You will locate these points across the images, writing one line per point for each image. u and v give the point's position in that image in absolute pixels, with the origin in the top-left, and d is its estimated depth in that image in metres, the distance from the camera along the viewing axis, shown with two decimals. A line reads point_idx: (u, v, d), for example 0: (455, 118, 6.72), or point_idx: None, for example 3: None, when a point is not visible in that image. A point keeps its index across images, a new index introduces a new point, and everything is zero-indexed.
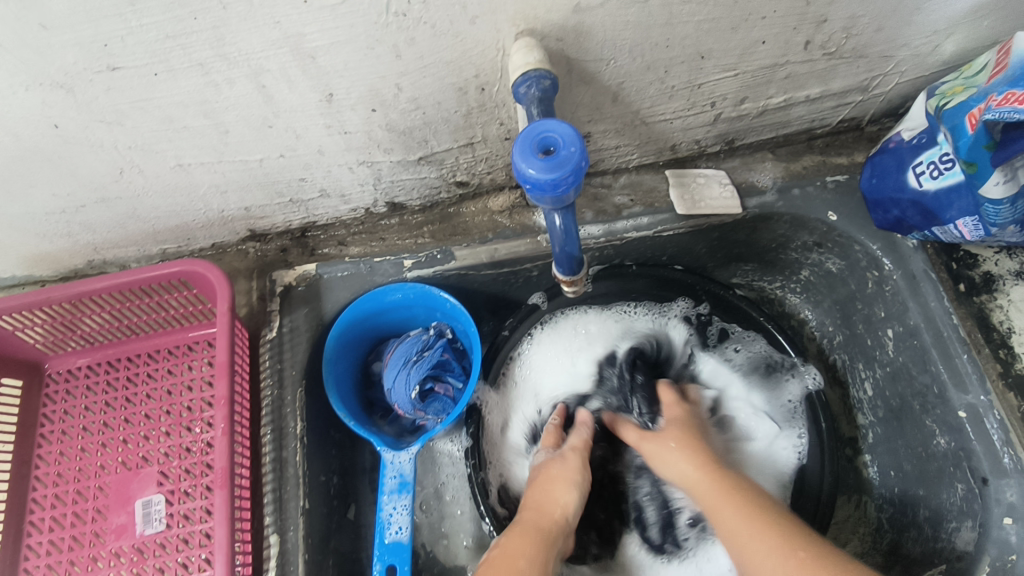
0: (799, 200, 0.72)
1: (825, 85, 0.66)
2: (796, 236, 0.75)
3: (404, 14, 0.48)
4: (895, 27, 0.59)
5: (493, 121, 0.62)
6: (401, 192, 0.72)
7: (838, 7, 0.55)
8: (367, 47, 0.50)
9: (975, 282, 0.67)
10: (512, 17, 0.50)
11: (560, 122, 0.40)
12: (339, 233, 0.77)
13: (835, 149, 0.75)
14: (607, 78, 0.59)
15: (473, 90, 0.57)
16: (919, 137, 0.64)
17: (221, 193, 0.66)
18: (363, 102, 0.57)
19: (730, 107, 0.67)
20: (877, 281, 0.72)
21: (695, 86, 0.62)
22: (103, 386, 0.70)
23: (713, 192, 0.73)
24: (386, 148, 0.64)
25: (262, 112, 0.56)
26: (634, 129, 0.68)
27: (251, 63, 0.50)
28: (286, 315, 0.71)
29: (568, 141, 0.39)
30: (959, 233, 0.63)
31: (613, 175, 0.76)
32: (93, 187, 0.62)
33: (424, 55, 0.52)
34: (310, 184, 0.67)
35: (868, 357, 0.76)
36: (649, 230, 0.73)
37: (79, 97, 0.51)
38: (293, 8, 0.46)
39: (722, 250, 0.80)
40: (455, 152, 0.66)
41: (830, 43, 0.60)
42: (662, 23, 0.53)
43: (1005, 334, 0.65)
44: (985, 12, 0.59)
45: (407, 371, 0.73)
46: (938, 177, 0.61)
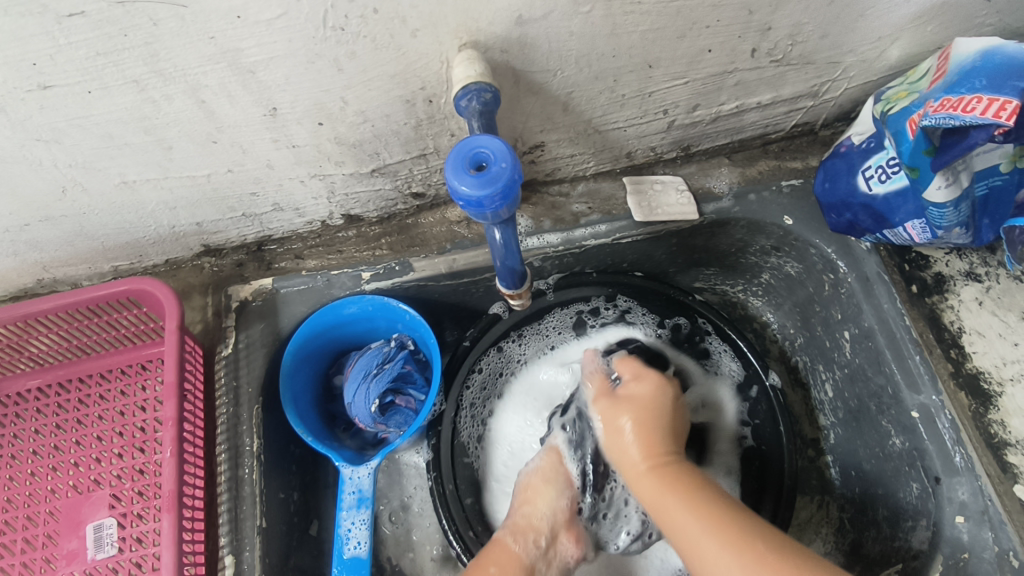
0: (755, 205, 0.73)
1: (775, 91, 0.67)
2: (753, 240, 0.76)
3: (342, 28, 0.47)
4: (840, 34, 0.60)
5: (444, 132, 0.62)
6: (356, 204, 0.71)
7: (781, 15, 0.56)
8: (308, 61, 0.50)
9: (927, 283, 0.68)
10: (453, 29, 0.49)
11: (491, 138, 0.40)
12: (296, 246, 0.76)
13: (791, 154, 0.76)
14: (556, 88, 0.59)
15: (421, 102, 0.57)
16: (869, 142, 0.65)
17: (170, 209, 0.65)
18: (309, 116, 0.56)
19: (683, 114, 0.67)
20: (833, 284, 0.72)
21: (645, 94, 0.63)
22: (53, 408, 0.69)
23: (670, 198, 0.73)
24: (337, 161, 0.63)
25: (206, 128, 0.55)
26: (588, 137, 0.68)
27: (189, 79, 0.49)
28: (242, 330, 0.70)
29: (499, 156, 0.39)
30: (908, 236, 0.64)
31: (571, 183, 0.76)
32: (35, 206, 0.60)
33: (368, 69, 0.52)
34: (263, 198, 0.67)
35: (827, 359, 0.76)
36: (607, 238, 0.73)
37: (12, 116, 0.49)
38: (227, 24, 0.45)
39: (682, 255, 0.80)
40: (409, 163, 0.66)
41: (777, 50, 0.60)
42: (607, 33, 0.53)
43: (955, 333, 0.66)
44: (927, 18, 0.60)
45: (367, 384, 0.72)
46: (886, 181, 0.62)
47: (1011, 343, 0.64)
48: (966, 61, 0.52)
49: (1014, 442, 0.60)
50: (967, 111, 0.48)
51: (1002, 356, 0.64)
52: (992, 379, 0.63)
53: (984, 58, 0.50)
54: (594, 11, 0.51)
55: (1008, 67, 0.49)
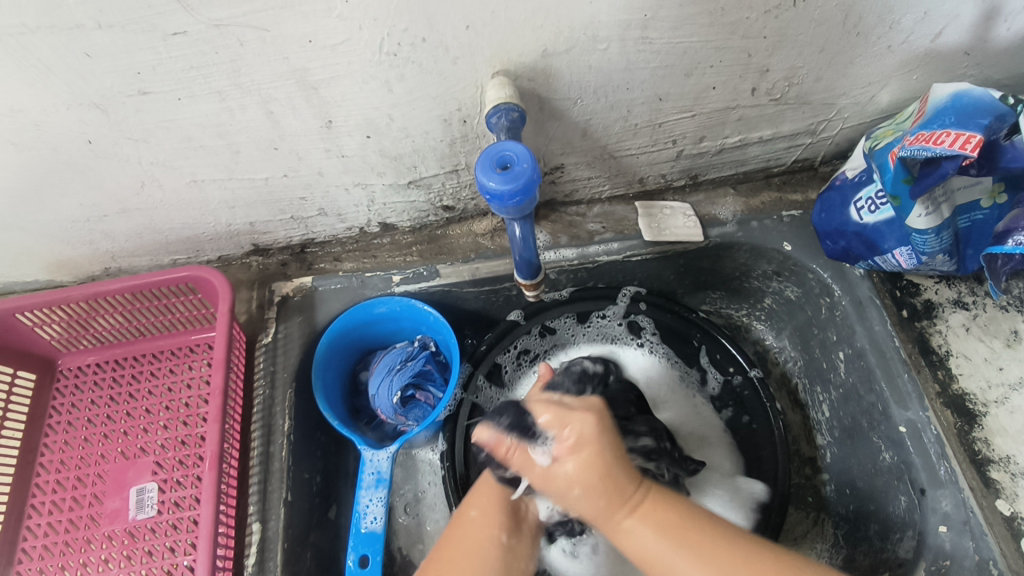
0: (757, 231, 0.79)
1: (775, 127, 0.74)
2: (756, 265, 0.82)
3: (395, 53, 0.56)
4: (832, 77, 0.67)
5: (476, 150, 0.70)
6: (393, 214, 0.79)
7: (777, 59, 0.63)
8: (363, 80, 0.58)
9: (917, 309, 0.72)
10: (489, 59, 0.58)
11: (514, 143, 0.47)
12: (335, 250, 0.84)
13: (792, 187, 0.82)
14: (576, 115, 0.67)
15: (457, 122, 0.65)
16: (860, 175, 0.71)
17: (229, 208, 0.74)
18: (359, 129, 0.64)
19: (691, 144, 0.74)
20: (829, 307, 0.77)
21: (656, 125, 0.70)
22: (109, 382, 0.76)
23: (678, 222, 0.80)
24: (379, 172, 0.71)
25: (270, 136, 0.63)
26: (604, 162, 0.75)
27: (262, 92, 0.58)
28: (282, 322, 0.78)
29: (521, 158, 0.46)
30: (897, 262, 0.69)
31: (588, 205, 0.83)
32: (115, 198, 0.69)
33: (413, 90, 0.60)
34: (310, 203, 0.75)
35: (825, 380, 0.80)
36: (619, 255, 0.79)
37: (111, 116, 0.58)
38: (300, 46, 0.54)
39: (689, 276, 0.86)
40: (442, 177, 0.74)
41: (775, 89, 0.67)
42: (622, 68, 0.61)
43: (943, 356, 0.70)
44: (911, 67, 0.67)
45: (390, 378, 0.79)
46: (875, 212, 0.68)
47: (996, 368, 0.68)
48: (940, 102, 0.58)
49: (998, 459, 0.63)
50: (937, 143, 0.55)
51: (987, 380, 0.67)
52: (977, 401, 0.67)
53: (954, 100, 0.57)
54: (611, 47, 0.58)
55: (973, 108, 0.55)
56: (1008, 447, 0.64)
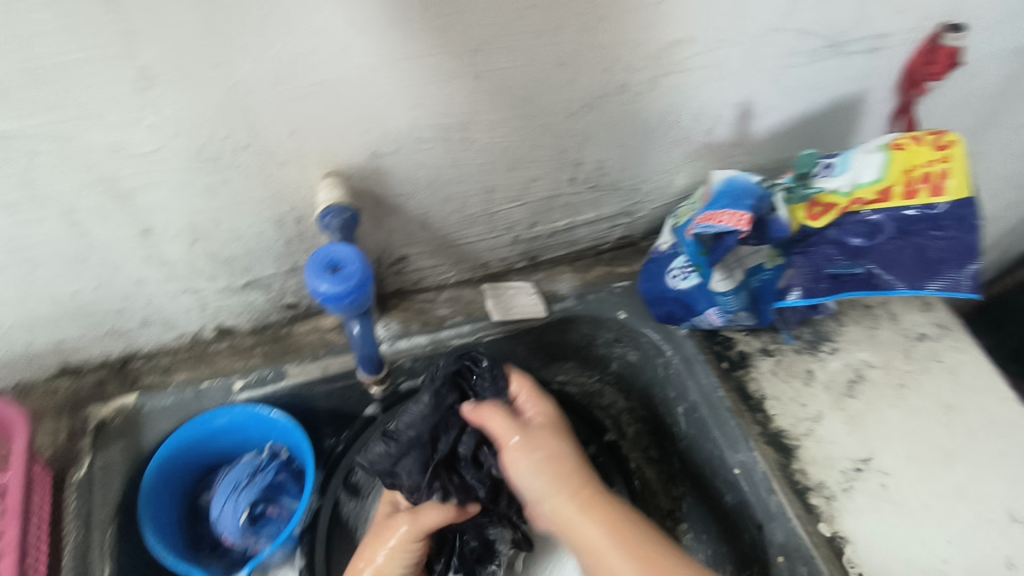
0: (594, 303, 0.86)
1: (596, 210, 0.82)
2: (598, 334, 0.88)
3: (217, 159, 0.55)
4: (635, 167, 0.77)
5: (315, 247, 0.69)
6: (230, 317, 0.75)
7: (587, 153, 0.71)
8: (183, 187, 0.56)
9: (733, 360, 0.82)
10: (317, 161, 0.59)
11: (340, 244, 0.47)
12: (164, 360, 0.76)
13: (619, 261, 0.91)
14: (412, 209, 0.69)
15: (291, 222, 0.64)
16: (672, 247, 0.80)
17: (28, 328, 0.65)
18: (182, 235, 0.61)
19: (525, 229, 0.80)
20: (664, 366, 0.84)
21: (490, 214, 0.75)
22: None
23: (522, 300, 0.84)
24: (209, 276, 0.67)
25: (76, 247, 0.58)
26: (446, 250, 0.78)
27: (63, 203, 0.54)
28: (99, 451, 0.69)
29: (350, 259, 0.46)
30: (711, 321, 0.79)
31: (436, 291, 0.85)
32: None
33: (240, 193, 0.59)
34: (131, 314, 0.68)
35: (670, 434, 0.86)
36: (471, 336, 0.82)
37: None
38: (107, 156, 0.51)
39: (541, 350, 0.90)
40: (281, 276, 0.72)
41: (590, 178, 0.76)
42: (450, 165, 0.65)
43: (759, 400, 0.79)
44: (695, 156, 0.79)
45: (235, 497, 0.73)
46: (686, 278, 0.77)
47: (800, 404, 0.78)
48: (718, 186, 0.69)
49: (813, 486, 0.72)
50: (719, 221, 0.64)
51: (796, 416, 0.77)
52: (791, 435, 0.76)
53: (727, 183, 0.68)
54: (436, 148, 0.63)
55: (741, 190, 0.66)
56: (819, 474, 0.73)
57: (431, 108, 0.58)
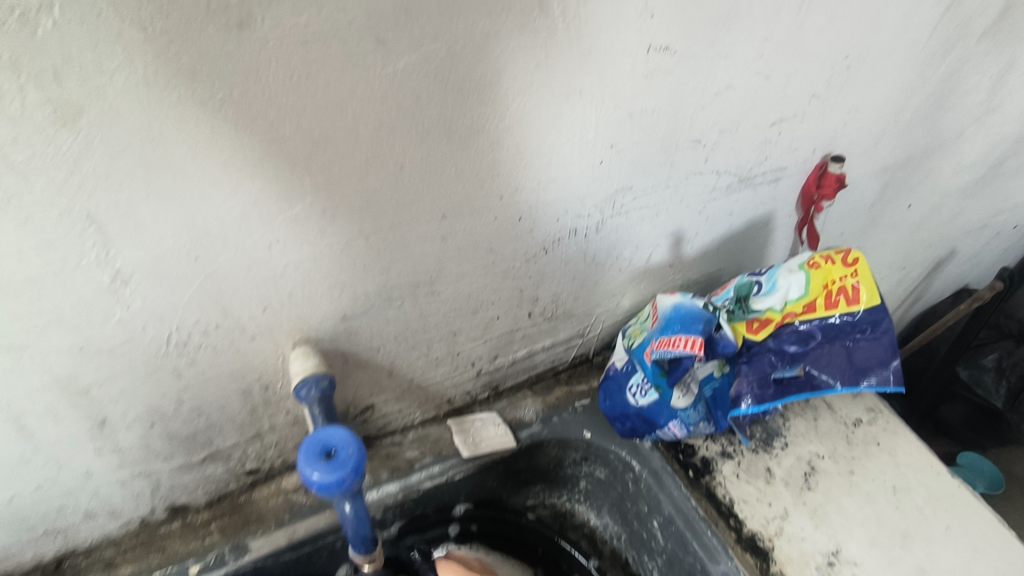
0: (558, 425, 0.88)
1: (553, 336, 0.85)
2: (566, 454, 0.90)
3: (184, 343, 0.53)
4: (586, 295, 0.82)
5: (280, 410, 0.67)
6: (184, 494, 0.69)
7: (543, 289, 0.75)
8: (146, 374, 0.54)
9: (698, 467, 0.85)
10: (288, 330, 0.58)
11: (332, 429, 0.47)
12: (107, 553, 0.68)
13: (577, 378, 0.94)
14: (380, 360, 0.69)
15: (258, 390, 0.63)
16: (627, 365, 0.85)
17: None
18: (141, 420, 0.58)
19: (488, 363, 0.82)
20: (634, 480, 0.86)
21: (455, 354, 0.76)
22: None
23: (490, 432, 0.85)
24: (166, 456, 0.63)
25: (19, 450, 0.53)
26: (412, 392, 0.78)
27: (11, 408, 0.50)
28: None
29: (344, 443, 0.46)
30: (674, 433, 0.81)
31: (402, 433, 0.84)
32: None
33: (206, 371, 0.57)
34: (72, 509, 0.62)
35: (648, 548, 0.87)
36: (442, 476, 0.80)
37: None
38: (67, 356, 0.48)
39: (511, 478, 0.89)
40: (243, 444, 0.68)
41: (546, 310, 0.79)
42: (418, 316, 0.67)
43: (729, 504, 0.82)
44: (638, 279, 0.85)
45: None
46: (645, 395, 0.80)
47: (766, 504, 0.82)
48: (666, 311, 0.75)
49: None
50: (676, 346, 0.69)
51: (764, 517, 0.80)
52: (765, 537, 0.79)
53: (675, 309, 0.74)
54: (405, 303, 0.64)
55: (689, 314, 0.72)
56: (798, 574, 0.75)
57: (400, 270, 0.60)
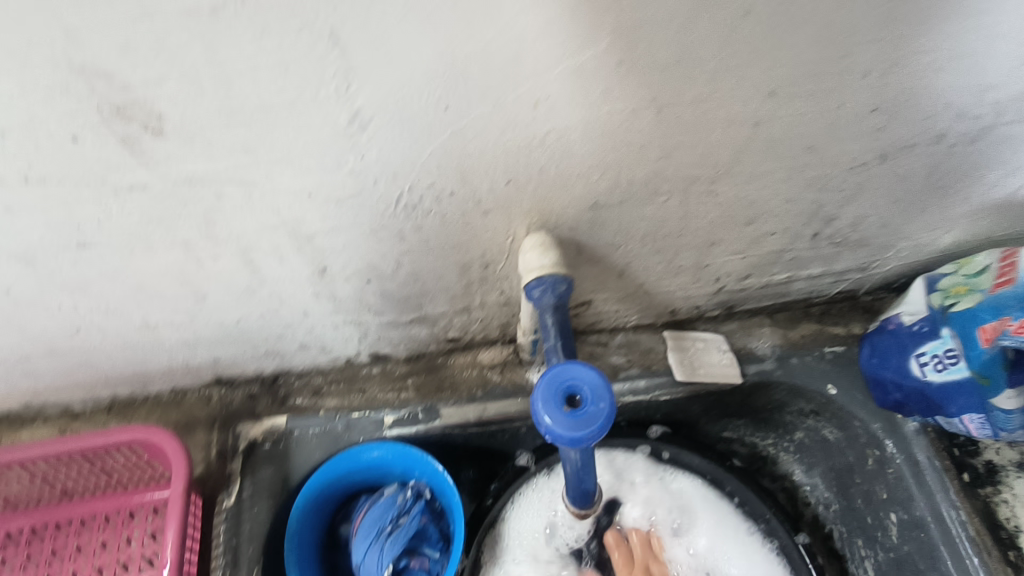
0: (797, 369, 0.71)
1: (827, 266, 0.65)
2: (792, 402, 0.73)
3: (414, 207, 0.45)
4: (899, 224, 0.59)
5: (494, 290, 0.59)
6: (387, 346, 0.67)
7: (849, 208, 0.55)
8: (371, 232, 0.47)
9: (979, 472, 0.66)
10: (527, 211, 0.47)
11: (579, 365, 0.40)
12: (316, 380, 0.71)
13: (832, 318, 0.75)
14: (616, 258, 0.57)
15: (477, 267, 0.54)
16: (921, 325, 0.63)
17: (189, 347, 0.60)
18: (358, 275, 0.53)
19: (734, 282, 0.65)
20: (878, 460, 0.69)
21: (702, 266, 0.61)
22: (25, 558, 0.61)
23: (712, 358, 0.71)
24: (377, 312, 0.59)
25: (247, 281, 0.51)
26: (636, 297, 0.66)
27: (241, 243, 0.46)
28: (248, 475, 0.65)
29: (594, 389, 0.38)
30: (965, 428, 0.62)
31: (609, 333, 0.73)
32: (43, 342, 0.55)
33: (431, 239, 0.49)
34: (290, 339, 0.62)
35: (869, 537, 0.71)
36: (646, 394, 0.70)
37: (40, 269, 0.45)
38: (295, 200, 0.42)
39: (716, 407, 0.75)
40: (450, 314, 0.62)
41: (837, 234, 0.59)
42: (678, 218, 0.52)
43: (1012, 532, 0.63)
44: (982, 214, 0.60)
45: (380, 543, 0.67)
46: (943, 370, 0.61)
47: None
48: None
49: None
50: None
51: None
52: None
53: None
54: (671, 200, 0.49)
55: None
56: None
57: (683, 159, 0.44)
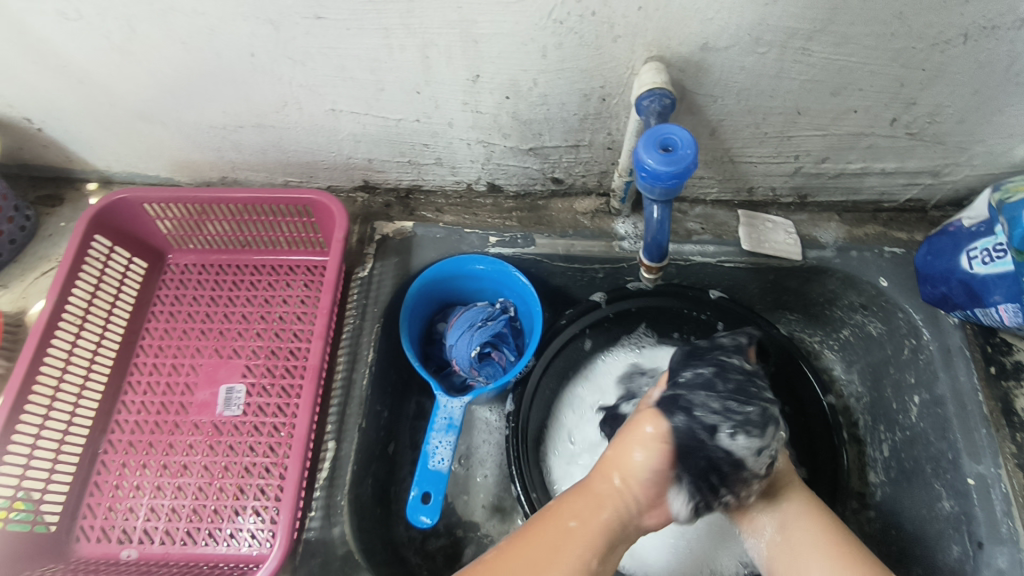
0: (855, 261, 0.79)
1: (901, 162, 0.73)
2: (844, 294, 0.82)
3: (562, 21, 0.57)
4: (975, 122, 0.66)
5: (603, 130, 0.71)
6: (503, 176, 0.81)
7: (928, 93, 0.63)
8: (523, 42, 0.60)
9: (1005, 367, 0.73)
10: (647, 43, 0.59)
11: (669, 126, 0.48)
12: (438, 201, 0.86)
13: (898, 225, 0.81)
14: (711, 113, 0.67)
15: (596, 99, 0.66)
16: (978, 226, 0.70)
17: (355, 141, 0.76)
18: (501, 89, 0.66)
19: (812, 163, 0.74)
20: (912, 349, 0.77)
21: (785, 137, 0.70)
22: (212, 284, 0.80)
23: (779, 237, 0.80)
24: (504, 134, 0.73)
25: (417, 79, 0.66)
26: (721, 165, 0.76)
27: (425, 36, 0.60)
28: (378, 260, 0.81)
29: (684, 143, 0.47)
30: (999, 318, 0.69)
31: (690, 204, 0.84)
32: (256, 112, 0.73)
33: (566, 59, 0.61)
34: (430, 151, 0.77)
35: (890, 420, 0.80)
36: (713, 258, 0.80)
37: (281, 34, 0.61)
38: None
39: (772, 293, 0.86)
40: (562, 150, 0.75)
41: (914, 124, 0.67)
42: (772, 75, 0.61)
43: None
44: None
45: (470, 333, 0.82)
46: (991, 263, 0.67)
47: None
48: None
49: None
50: None
51: None
52: None
53: None
54: (770, 52, 0.59)
55: None
56: None
57: (787, 7, 0.54)
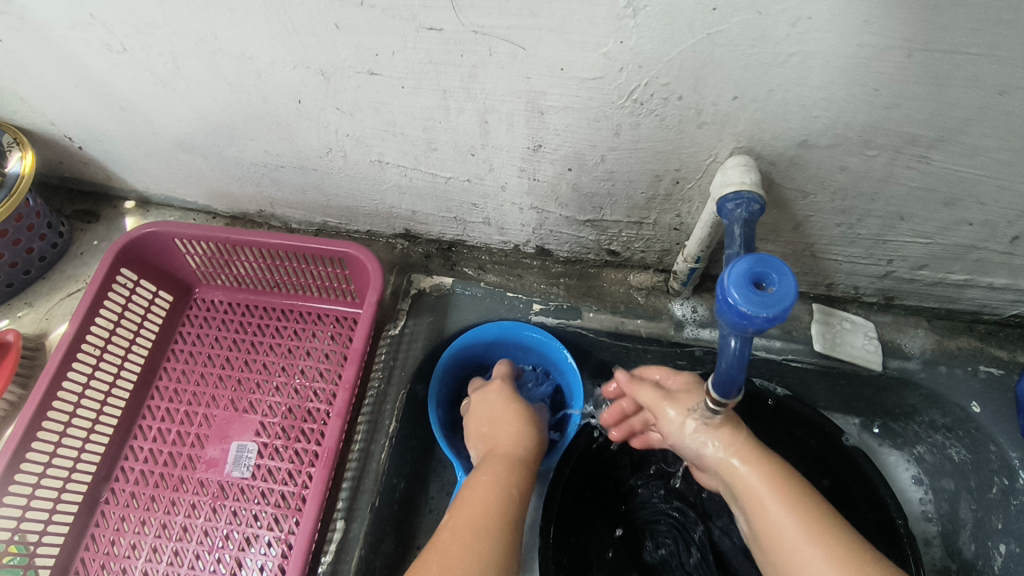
0: (944, 377, 0.69)
1: (1013, 279, 0.64)
2: (925, 411, 0.71)
3: (641, 103, 0.50)
4: None
5: (671, 211, 0.64)
6: (554, 242, 0.75)
7: None
8: (594, 119, 0.53)
9: None
10: (738, 134, 0.51)
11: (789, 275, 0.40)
12: (481, 258, 0.80)
13: (997, 340, 0.72)
14: (800, 208, 0.59)
15: (668, 180, 0.59)
16: None
17: (400, 193, 0.71)
18: (564, 160, 0.60)
19: (906, 269, 0.66)
20: (1004, 490, 0.67)
21: (881, 241, 0.62)
22: (236, 326, 0.76)
23: (857, 341, 0.71)
24: (562, 204, 0.67)
25: (473, 142, 0.60)
26: (800, 258, 0.68)
27: (487, 102, 0.54)
28: (411, 317, 0.75)
29: (781, 296, 0.39)
30: None
31: None
32: (299, 155, 0.68)
33: (640, 139, 0.54)
34: (478, 210, 0.71)
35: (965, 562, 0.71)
36: (778, 355, 0.71)
37: (330, 85, 0.56)
38: (548, 71, 0.49)
39: (840, 396, 0.75)
40: (622, 225, 0.68)
41: None
42: (879, 178, 0.53)
43: None
44: None
45: None
46: None
47: None
48: None
49: None
50: None
51: None
52: None
53: None
54: (879, 156, 0.51)
55: None
56: None
57: (911, 113, 0.46)
